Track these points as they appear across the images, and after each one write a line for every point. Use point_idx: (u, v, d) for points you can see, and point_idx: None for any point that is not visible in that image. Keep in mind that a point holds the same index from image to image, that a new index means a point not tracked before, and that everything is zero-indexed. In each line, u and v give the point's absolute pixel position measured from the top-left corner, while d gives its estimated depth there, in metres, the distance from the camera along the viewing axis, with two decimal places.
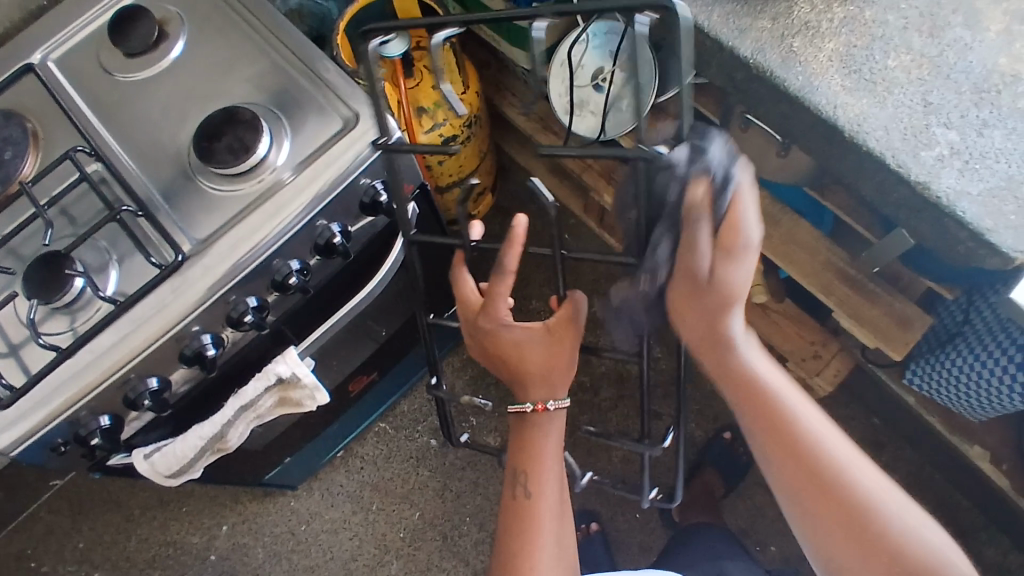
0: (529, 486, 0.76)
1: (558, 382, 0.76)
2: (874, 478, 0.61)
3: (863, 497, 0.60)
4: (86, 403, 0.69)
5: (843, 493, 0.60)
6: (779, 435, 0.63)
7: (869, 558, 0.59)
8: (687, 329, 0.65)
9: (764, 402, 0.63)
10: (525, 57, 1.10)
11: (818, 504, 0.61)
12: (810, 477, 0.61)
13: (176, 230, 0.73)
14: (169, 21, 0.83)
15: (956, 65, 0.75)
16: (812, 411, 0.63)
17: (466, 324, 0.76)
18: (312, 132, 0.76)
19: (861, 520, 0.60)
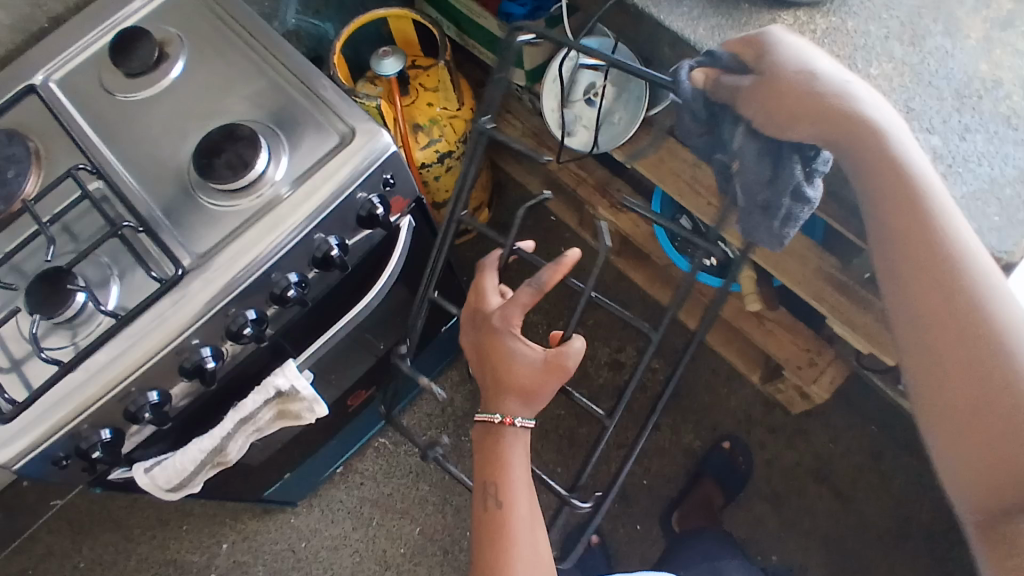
0: (500, 496, 0.72)
1: (532, 406, 0.75)
2: (1009, 303, 0.57)
3: (986, 315, 0.57)
4: (87, 416, 0.70)
5: (966, 306, 0.57)
6: (913, 237, 0.61)
7: (974, 380, 0.56)
8: (804, 131, 0.67)
9: (908, 200, 0.62)
10: (518, 74, 1.12)
11: (935, 312, 0.58)
12: (934, 286, 0.59)
13: (176, 245, 0.75)
14: (170, 42, 0.85)
15: (937, 72, 0.77)
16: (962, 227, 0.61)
17: (473, 316, 0.78)
18: (309, 148, 0.77)
19: (978, 336, 0.56)
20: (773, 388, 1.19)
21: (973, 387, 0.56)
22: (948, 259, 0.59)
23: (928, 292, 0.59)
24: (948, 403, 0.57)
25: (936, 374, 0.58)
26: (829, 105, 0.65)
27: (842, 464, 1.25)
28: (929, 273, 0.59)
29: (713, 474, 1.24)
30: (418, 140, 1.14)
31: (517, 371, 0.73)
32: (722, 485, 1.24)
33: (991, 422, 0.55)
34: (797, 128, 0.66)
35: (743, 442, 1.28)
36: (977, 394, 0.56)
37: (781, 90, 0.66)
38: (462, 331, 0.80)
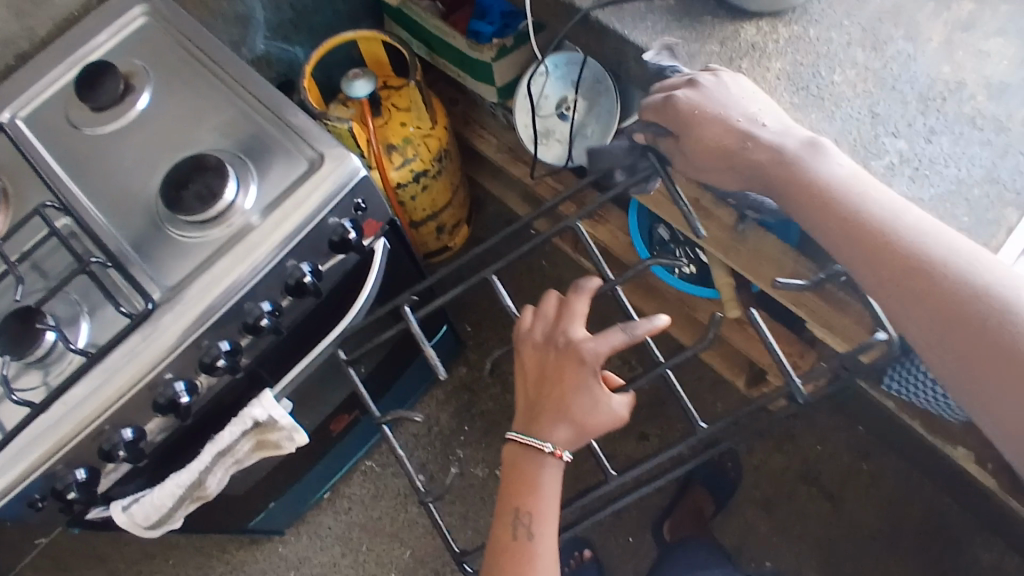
0: (534, 530, 0.71)
1: (578, 445, 0.74)
2: (965, 252, 0.58)
3: (950, 271, 0.57)
4: (61, 456, 0.69)
5: (925, 270, 0.58)
6: (849, 233, 0.62)
7: (971, 336, 0.55)
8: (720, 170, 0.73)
9: (829, 202, 0.64)
10: (489, 91, 1.12)
11: (903, 289, 0.59)
12: (888, 268, 0.60)
13: (146, 278, 0.74)
14: (135, 74, 0.85)
15: (900, 77, 0.77)
16: (885, 203, 0.63)
17: (550, 336, 0.77)
18: (278, 175, 0.77)
19: (936, 283, 0.57)
20: (759, 394, 1.19)
21: (974, 344, 0.55)
22: (888, 239, 0.61)
23: (886, 275, 0.60)
24: (947, 341, 0.56)
25: (945, 347, 0.57)
26: (735, 134, 0.71)
27: (831, 466, 1.25)
28: (880, 258, 0.60)
29: (703, 482, 1.24)
30: (393, 160, 1.13)
31: (585, 412, 0.72)
32: (711, 492, 1.24)
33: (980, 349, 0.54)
34: (722, 168, 0.72)
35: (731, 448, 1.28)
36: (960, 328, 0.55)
37: (698, 129, 0.72)
38: (529, 342, 0.78)
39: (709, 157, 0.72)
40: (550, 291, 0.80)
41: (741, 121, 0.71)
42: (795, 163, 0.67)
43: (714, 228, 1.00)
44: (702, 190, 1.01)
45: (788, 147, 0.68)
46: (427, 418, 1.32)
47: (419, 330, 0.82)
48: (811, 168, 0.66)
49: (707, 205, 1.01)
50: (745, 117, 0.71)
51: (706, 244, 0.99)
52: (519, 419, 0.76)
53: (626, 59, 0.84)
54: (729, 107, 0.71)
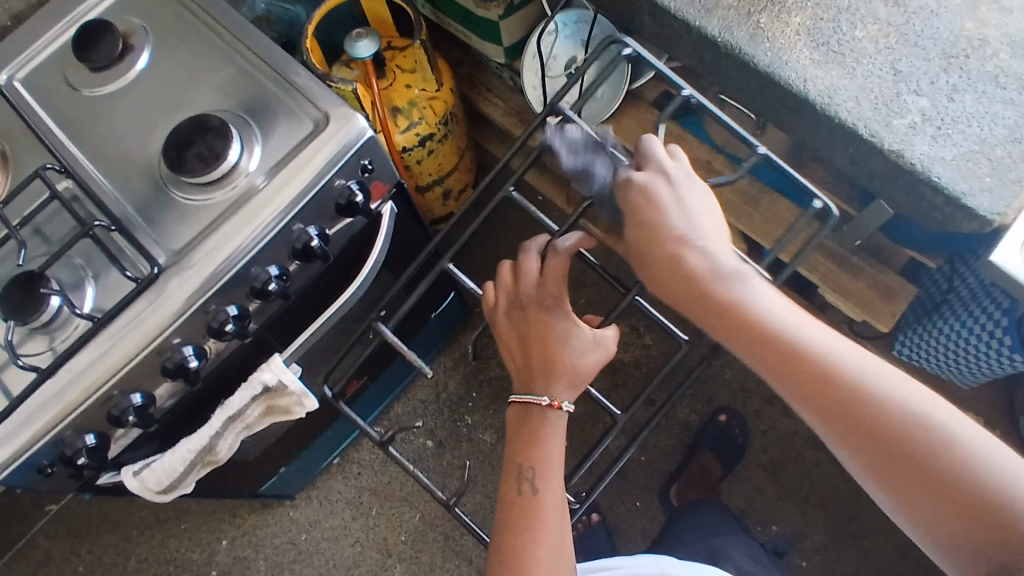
0: (537, 483, 0.69)
1: (575, 392, 0.73)
2: (909, 392, 0.55)
3: (897, 420, 0.54)
4: (70, 422, 0.68)
5: (875, 421, 0.54)
6: (791, 373, 0.58)
7: (929, 485, 0.52)
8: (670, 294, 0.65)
9: (766, 338, 0.59)
10: (497, 50, 1.10)
11: (849, 438, 0.56)
12: (838, 418, 0.56)
13: (150, 243, 0.73)
14: (133, 33, 0.82)
15: (923, 32, 0.74)
16: (819, 338, 0.59)
17: (516, 300, 0.77)
18: (283, 137, 0.75)
19: (905, 435, 0.53)
20: None
21: (933, 494, 0.52)
22: (832, 386, 0.56)
23: (837, 424, 0.56)
24: (930, 500, 0.53)
25: (921, 506, 0.53)
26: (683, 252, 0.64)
27: None
28: (827, 405, 0.56)
29: (711, 446, 1.24)
30: (398, 123, 1.11)
31: (571, 352, 0.73)
32: (718, 458, 1.23)
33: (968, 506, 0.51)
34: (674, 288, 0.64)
35: (740, 414, 1.27)
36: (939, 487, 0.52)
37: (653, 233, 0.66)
38: (500, 313, 0.78)
39: (658, 277, 0.65)
40: (502, 261, 0.80)
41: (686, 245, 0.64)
42: (741, 302, 0.61)
43: (727, 191, 0.98)
44: (715, 152, 1.00)
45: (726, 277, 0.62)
46: (435, 385, 1.32)
47: (395, 340, 0.83)
48: (737, 298, 0.61)
49: (721, 168, 0.99)
50: (679, 224, 0.65)
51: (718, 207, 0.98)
52: (518, 383, 0.76)
53: (640, 15, 0.81)
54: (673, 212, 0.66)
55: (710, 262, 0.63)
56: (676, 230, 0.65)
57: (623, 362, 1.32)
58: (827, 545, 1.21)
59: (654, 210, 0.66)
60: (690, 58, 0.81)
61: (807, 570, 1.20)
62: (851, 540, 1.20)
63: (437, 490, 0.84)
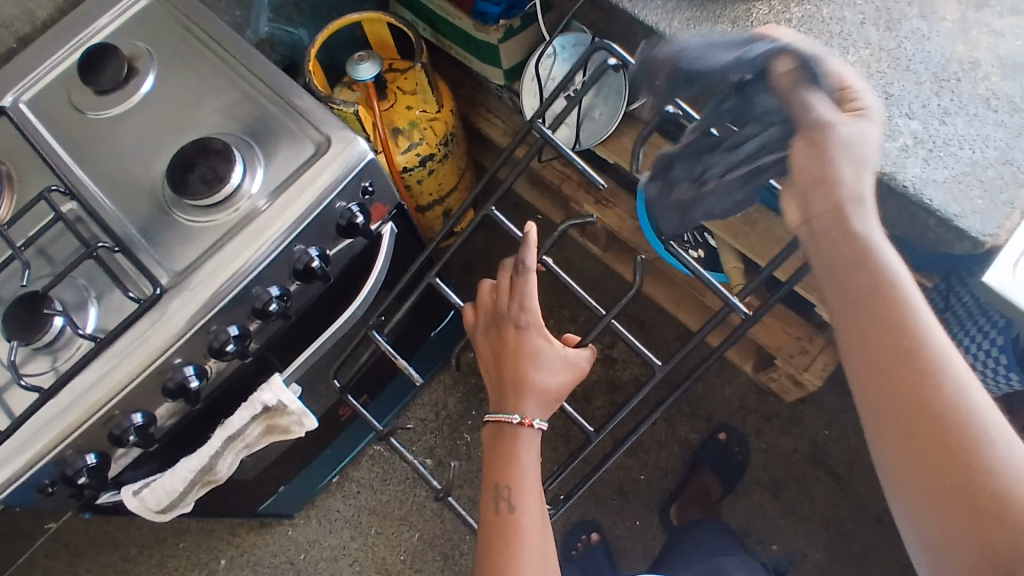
0: (512, 502, 0.69)
1: (547, 411, 0.75)
2: (978, 386, 0.50)
3: (970, 419, 0.48)
4: (71, 441, 0.69)
5: (944, 412, 0.49)
6: (877, 330, 0.52)
7: (957, 494, 0.47)
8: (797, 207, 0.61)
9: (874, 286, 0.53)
10: (496, 73, 1.11)
11: (898, 416, 0.50)
12: (906, 392, 0.50)
13: (154, 264, 0.74)
14: (138, 57, 0.84)
15: (914, 56, 0.76)
16: (919, 296, 0.53)
17: (492, 318, 0.78)
18: (284, 159, 0.76)
19: (948, 408, 0.49)
20: (766, 377, 1.19)
21: (957, 502, 0.47)
22: (913, 349, 0.51)
23: (895, 395, 0.50)
24: (932, 474, 0.48)
25: (918, 474, 0.49)
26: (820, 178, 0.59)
27: (838, 449, 1.25)
28: (893, 367, 0.51)
29: (711, 464, 1.24)
30: (399, 144, 1.13)
31: (546, 370, 0.74)
32: (718, 478, 1.23)
33: (977, 502, 0.47)
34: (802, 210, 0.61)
35: (739, 432, 1.27)
36: (955, 469, 0.48)
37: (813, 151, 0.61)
38: (479, 331, 0.80)
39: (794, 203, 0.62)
40: (483, 279, 0.80)
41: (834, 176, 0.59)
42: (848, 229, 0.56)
43: None
44: None
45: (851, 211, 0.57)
46: (434, 403, 1.32)
47: (392, 355, 0.92)
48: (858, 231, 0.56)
49: None
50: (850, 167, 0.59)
51: (715, 227, 1.00)
52: (493, 403, 0.76)
53: (636, 40, 0.83)
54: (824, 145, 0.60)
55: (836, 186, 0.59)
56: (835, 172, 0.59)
57: (623, 380, 1.32)
58: (828, 565, 1.20)
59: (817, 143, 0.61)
60: None
61: None
62: (852, 559, 1.20)
63: (432, 481, 0.99)
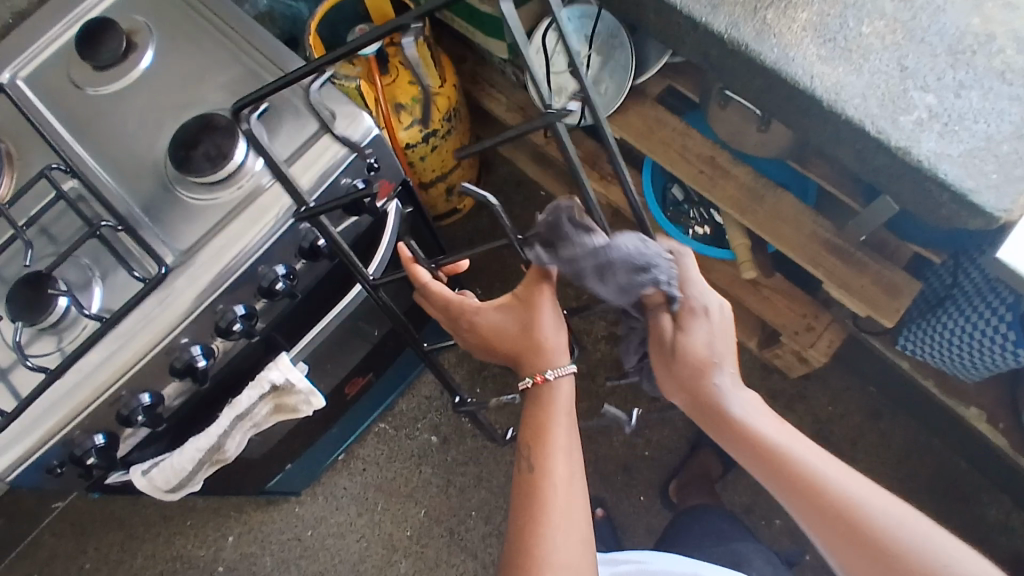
0: (535, 460, 0.71)
1: (557, 355, 0.73)
2: (833, 467, 0.66)
3: (831, 486, 0.65)
4: (80, 421, 0.69)
5: (902, 557, 0.60)
6: (760, 452, 0.68)
7: (867, 553, 0.62)
8: (664, 382, 0.73)
9: (725, 419, 0.71)
10: (501, 47, 1.10)
11: (811, 513, 0.65)
12: (786, 478, 0.67)
13: (158, 242, 0.73)
14: (136, 31, 0.82)
15: (929, 28, 0.74)
16: (767, 419, 0.70)
17: (457, 332, 0.80)
18: (288, 136, 0.75)
19: (828, 493, 0.64)
20: (771, 354, 1.19)
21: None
22: (785, 461, 0.67)
23: (793, 495, 0.66)
24: (848, 546, 0.63)
25: (845, 548, 0.63)
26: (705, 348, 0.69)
27: (842, 426, 1.26)
28: (794, 480, 0.66)
29: (712, 444, 1.25)
30: (402, 120, 1.11)
31: (525, 329, 0.74)
32: (718, 455, 1.24)
33: (879, 553, 0.61)
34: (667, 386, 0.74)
35: None
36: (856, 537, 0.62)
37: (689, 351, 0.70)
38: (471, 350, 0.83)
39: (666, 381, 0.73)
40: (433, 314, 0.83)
41: (701, 354, 0.70)
42: (698, 375, 0.70)
43: (731, 187, 1.00)
44: (719, 148, 1.02)
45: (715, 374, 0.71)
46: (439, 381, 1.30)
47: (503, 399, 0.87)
48: (711, 387, 0.71)
49: (724, 163, 1.02)
50: (715, 347, 0.70)
51: (723, 202, 1.00)
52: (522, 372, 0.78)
53: (645, 13, 0.79)
54: (699, 352, 0.70)
55: (700, 356, 0.70)
56: (700, 346, 0.70)
57: (627, 357, 1.32)
58: None
59: (693, 326, 0.70)
60: (695, 55, 0.80)
61: (811, 564, 1.21)
62: None
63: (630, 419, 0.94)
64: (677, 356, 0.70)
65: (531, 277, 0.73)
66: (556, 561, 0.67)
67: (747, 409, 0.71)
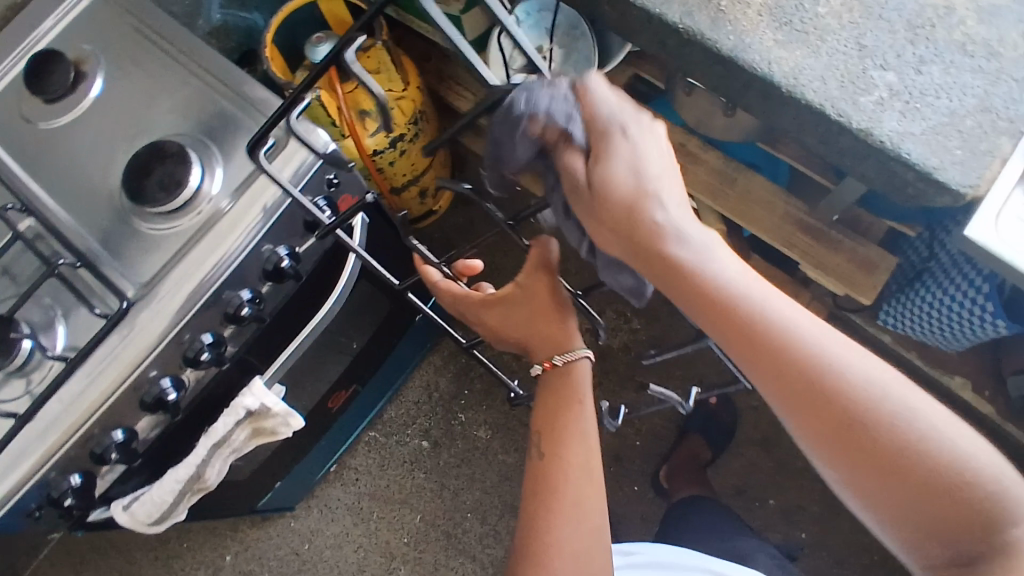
0: (544, 447, 0.66)
1: (564, 340, 0.67)
2: (833, 343, 0.53)
3: (831, 367, 0.52)
4: (54, 463, 0.68)
5: (888, 447, 0.51)
6: (736, 329, 0.53)
7: (871, 457, 0.51)
8: (611, 241, 0.57)
9: (701, 287, 0.54)
10: (461, 46, 1.09)
11: (806, 407, 0.52)
12: (770, 359, 0.53)
13: (118, 276, 0.71)
14: (84, 60, 0.80)
15: (887, 4, 0.73)
16: (758, 289, 0.54)
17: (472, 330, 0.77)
18: (244, 157, 0.73)
19: (824, 373, 0.52)
20: None
21: (950, 525, 0.50)
22: (774, 339, 0.52)
23: (774, 377, 0.53)
24: (843, 441, 0.52)
25: (836, 445, 0.52)
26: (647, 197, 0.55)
27: None
28: (775, 364, 0.52)
29: (700, 430, 1.24)
30: (367, 126, 1.09)
31: (533, 316, 0.68)
32: (708, 441, 1.24)
33: (888, 454, 0.51)
34: (607, 239, 0.58)
35: (729, 394, 1.28)
36: (856, 435, 0.51)
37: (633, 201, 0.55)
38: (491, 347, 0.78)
39: (616, 240, 0.57)
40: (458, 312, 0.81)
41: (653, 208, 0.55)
42: (655, 240, 0.55)
43: (702, 173, 0.99)
44: (688, 134, 1.01)
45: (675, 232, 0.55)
46: (426, 385, 1.30)
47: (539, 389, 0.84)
48: (683, 259, 0.54)
49: (694, 149, 1.01)
50: (642, 172, 0.56)
51: (694, 190, 0.99)
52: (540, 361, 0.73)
53: (598, 6, 0.78)
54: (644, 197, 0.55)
55: (652, 213, 0.55)
56: (642, 188, 0.56)
57: (612, 348, 1.31)
58: (825, 516, 1.22)
59: (615, 159, 0.56)
60: (653, 46, 0.78)
61: (806, 541, 1.22)
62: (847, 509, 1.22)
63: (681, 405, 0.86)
64: (606, 206, 0.56)
65: (536, 255, 0.67)
66: (569, 551, 0.62)
67: (729, 280, 0.54)
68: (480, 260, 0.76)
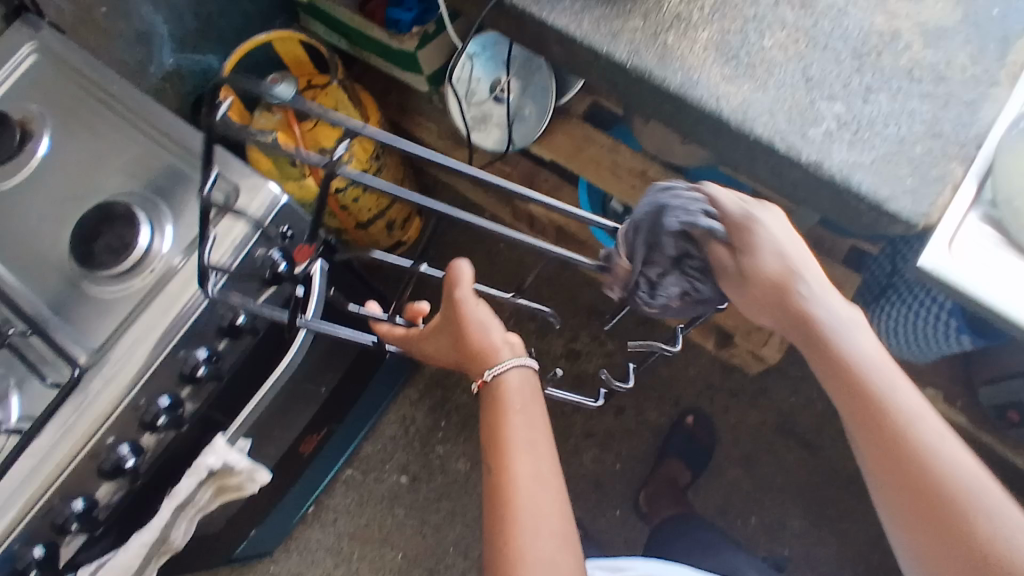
0: (492, 461, 0.63)
1: (491, 354, 0.68)
2: (930, 420, 0.60)
3: (912, 431, 0.59)
4: (12, 539, 0.67)
5: (957, 520, 0.56)
6: (848, 379, 0.62)
7: (929, 517, 0.57)
8: (747, 306, 0.70)
9: (822, 340, 0.64)
10: (419, 80, 1.09)
11: (884, 459, 0.59)
12: (863, 406, 0.61)
13: (70, 343, 0.70)
14: (31, 119, 0.79)
15: (832, 33, 0.73)
16: (881, 360, 0.62)
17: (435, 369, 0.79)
18: (193, 213, 0.73)
19: (907, 436, 0.59)
20: (729, 354, 1.20)
21: None
22: (871, 394, 0.61)
23: (865, 427, 0.60)
24: (911, 500, 0.58)
25: (899, 503, 0.58)
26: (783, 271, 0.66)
27: (806, 416, 1.26)
28: (865, 411, 0.61)
29: (679, 452, 1.24)
30: (328, 165, 1.09)
31: (459, 338, 0.71)
32: (687, 462, 1.24)
33: (947, 520, 0.56)
34: (753, 308, 0.70)
35: (706, 413, 1.28)
36: (924, 495, 0.57)
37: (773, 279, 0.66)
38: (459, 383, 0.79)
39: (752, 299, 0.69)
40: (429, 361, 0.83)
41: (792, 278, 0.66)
42: (792, 299, 0.66)
43: None
44: (649, 160, 1.01)
45: (816, 296, 0.66)
46: (403, 419, 1.29)
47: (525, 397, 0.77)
48: (812, 310, 0.65)
49: (656, 175, 1.01)
50: (787, 254, 0.66)
51: None
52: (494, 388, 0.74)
53: (548, 45, 0.78)
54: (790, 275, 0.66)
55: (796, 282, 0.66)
56: (793, 268, 0.66)
57: (589, 372, 1.31)
58: (807, 531, 1.22)
59: (754, 237, 0.67)
60: (603, 83, 0.78)
61: (790, 558, 1.21)
62: (828, 523, 1.22)
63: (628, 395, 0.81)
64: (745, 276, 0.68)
65: (448, 282, 0.70)
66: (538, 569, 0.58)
67: (852, 343, 0.63)
68: (427, 301, 0.80)
